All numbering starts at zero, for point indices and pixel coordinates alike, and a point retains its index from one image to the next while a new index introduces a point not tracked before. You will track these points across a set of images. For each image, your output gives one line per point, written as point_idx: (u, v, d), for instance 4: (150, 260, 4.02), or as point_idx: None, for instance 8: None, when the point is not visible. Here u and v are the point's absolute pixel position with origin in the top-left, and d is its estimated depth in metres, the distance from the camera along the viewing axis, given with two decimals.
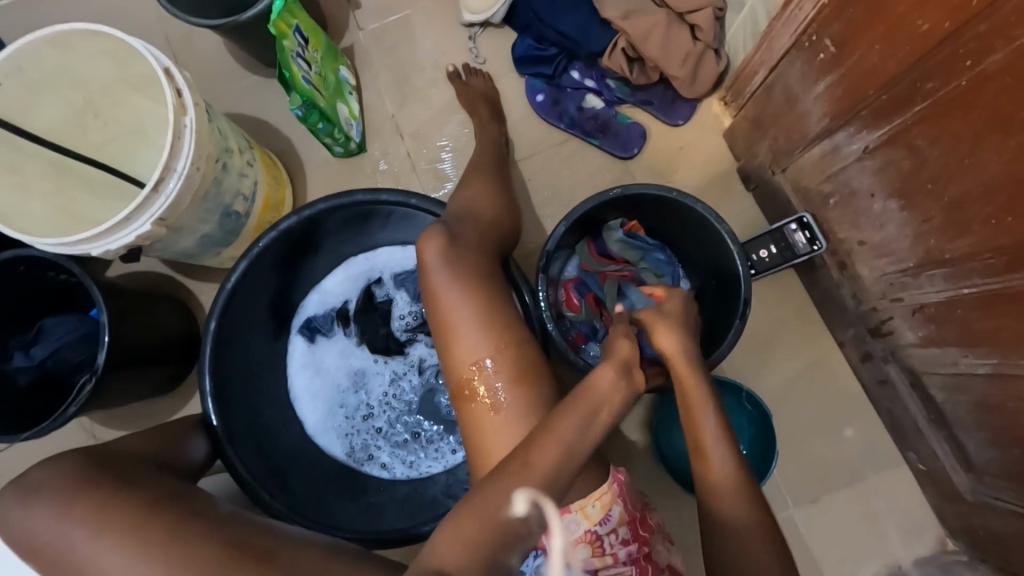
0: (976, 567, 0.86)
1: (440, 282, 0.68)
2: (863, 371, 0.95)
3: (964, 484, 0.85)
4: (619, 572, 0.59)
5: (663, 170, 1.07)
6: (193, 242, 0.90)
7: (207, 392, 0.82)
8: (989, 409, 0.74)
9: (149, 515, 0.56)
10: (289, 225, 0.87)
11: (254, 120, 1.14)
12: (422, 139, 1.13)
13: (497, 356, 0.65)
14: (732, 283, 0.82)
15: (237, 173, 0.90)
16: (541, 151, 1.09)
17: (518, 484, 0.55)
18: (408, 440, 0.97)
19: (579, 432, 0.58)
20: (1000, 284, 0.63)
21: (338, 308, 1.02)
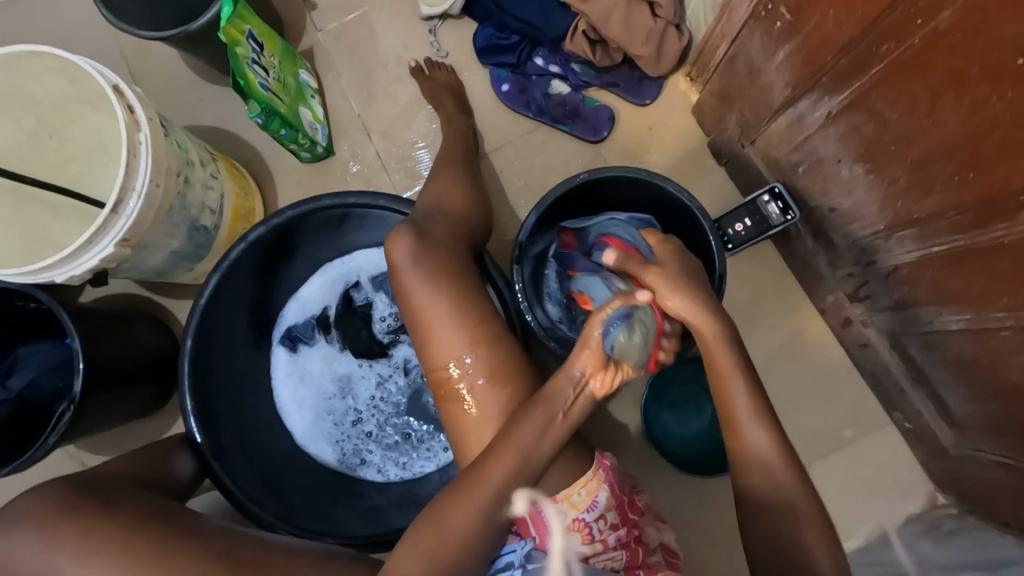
0: (966, 518, 0.88)
1: (411, 280, 0.67)
2: (844, 336, 0.97)
3: (948, 439, 0.87)
4: (609, 556, 0.62)
5: (635, 151, 1.06)
6: (163, 260, 0.88)
7: (189, 411, 0.81)
8: (965, 364, 0.75)
9: (135, 536, 0.57)
10: (257, 235, 0.85)
11: (217, 131, 1.12)
12: (390, 138, 1.12)
13: (476, 352, 0.66)
14: (706, 257, 0.82)
15: (201, 185, 0.88)
16: (511, 141, 1.08)
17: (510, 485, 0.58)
18: (399, 442, 0.97)
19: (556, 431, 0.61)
20: (966, 240, 0.63)
21: (318, 314, 1.00)
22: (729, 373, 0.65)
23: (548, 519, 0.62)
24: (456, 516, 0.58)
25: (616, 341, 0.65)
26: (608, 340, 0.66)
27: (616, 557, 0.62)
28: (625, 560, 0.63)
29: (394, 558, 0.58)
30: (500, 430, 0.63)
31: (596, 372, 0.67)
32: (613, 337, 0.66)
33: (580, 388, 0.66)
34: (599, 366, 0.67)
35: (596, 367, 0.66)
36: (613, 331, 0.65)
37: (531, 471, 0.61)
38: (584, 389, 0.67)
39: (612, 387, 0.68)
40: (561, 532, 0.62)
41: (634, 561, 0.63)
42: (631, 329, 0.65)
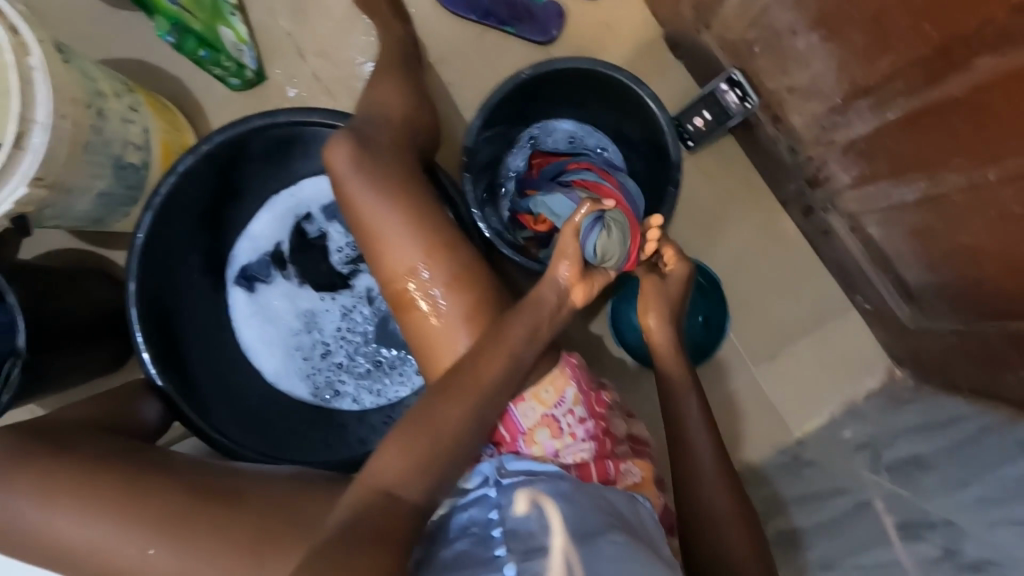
0: (921, 388, 0.93)
1: (356, 191, 0.63)
2: (807, 225, 0.96)
3: (906, 315, 0.88)
4: (578, 448, 0.62)
5: (587, 49, 1.00)
6: (92, 204, 0.83)
7: (144, 355, 0.78)
8: (921, 235, 0.75)
9: (98, 473, 0.56)
10: (187, 165, 0.80)
11: (131, 61, 1.02)
12: (326, 56, 1.03)
13: (432, 260, 0.62)
14: (661, 148, 0.80)
15: (119, 118, 0.82)
16: (455, 48, 1.00)
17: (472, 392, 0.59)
18: (371, 370, 0.97)
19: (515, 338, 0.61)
20: (923, 100, 0.61)
21: (271, 251, 0.96)
22: (683, 390, 0.73)
23: (518, 418, 0.63)
24: (432, 421, 0.57)
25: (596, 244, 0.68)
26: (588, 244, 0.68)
27: (585, 449, 0.62)
28: (594, 452, 0.62)
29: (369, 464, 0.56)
30: (477, 339, 0.62)
31: (576, 283, 0.69)
32: (592, 240, 0.67)
33: (564, 299, 0.68)
34: (579, 275, 0.68)
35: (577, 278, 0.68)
36: (592, 234, 0.68)
37: (500, 373, 0.60)
38: (568, 299, 0.68)
39: (592, 296, 0.71)
40: (530, 429, 0.62)
41: (602, 452, 0.62)
42: (608, 231, 0.68)
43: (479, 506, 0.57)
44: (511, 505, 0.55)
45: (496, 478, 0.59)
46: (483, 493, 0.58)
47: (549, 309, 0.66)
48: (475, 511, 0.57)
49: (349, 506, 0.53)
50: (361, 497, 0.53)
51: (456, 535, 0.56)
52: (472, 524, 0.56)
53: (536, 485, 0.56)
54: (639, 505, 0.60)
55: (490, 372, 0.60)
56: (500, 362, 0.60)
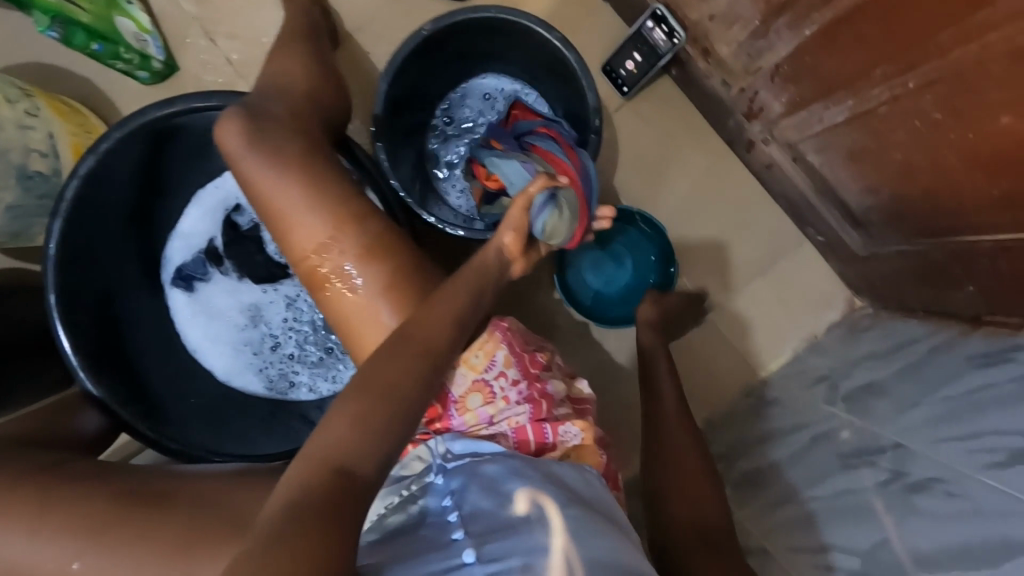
0: (879, 315, 0.91)
1: (250, 169, 0.59)
2: (752, 161, 0.93)
3: (856, 243, 0.86)
4: (513, 412, 0.58)
5: (509, 1, 0.95)
6: (2, 217, 0.79)
7: (75, 366, 0.76)
8: (857, 157, 0.72)
9: (17, 489, 0.55)
10: (89, 167, 0.76)
11: (33, 65, 0.97)
12: (239, 39, 0.98)
13: (341, 234, 0.59)
14: (579, 95, 0.78)
15: (14, 125, 0.78)
16: (371, 15, 0.95)
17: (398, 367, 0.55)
18: (323, 357, 0.95)
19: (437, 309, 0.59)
20: (836, 9, 0.58)
21: (205, 247, 0.93)
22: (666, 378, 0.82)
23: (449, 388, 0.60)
24: (364, 389, 0.53)
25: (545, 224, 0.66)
26: (537, 221, 0.66)
27: (520, 412, 0.58)
28: (530, 414, 0.58)
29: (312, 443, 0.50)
30: (401, 310, 0.59)
31: (517, 257, 0.67)
32: (542, 219, 0.66)
33: (504, 268, 0.65)
34: (521, 250, 0.66)
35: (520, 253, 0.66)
36: (543, 211, 0.66)
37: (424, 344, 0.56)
38: (507, 271, 0.66)
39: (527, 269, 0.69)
40: (462, 398, 0.59)
41: (540, 413, 0.58)
42: (558, 210, 0.67)
43: (430, 495, 0.54)
44: (508, 505, 0.50)
45: (440, 463, 0.55)
46: (429, 481, 0.55)
47: (471, 268, 0.62)
48: (428, 502, 0.53)
49: (287, 490, 0.47)
50: (300, 472, 0.48)
51: (413, 526, 0.52)
52: (425, 515, 0.53)
53: (534, 481, 0.51)
54: (586, 472, 0.56)
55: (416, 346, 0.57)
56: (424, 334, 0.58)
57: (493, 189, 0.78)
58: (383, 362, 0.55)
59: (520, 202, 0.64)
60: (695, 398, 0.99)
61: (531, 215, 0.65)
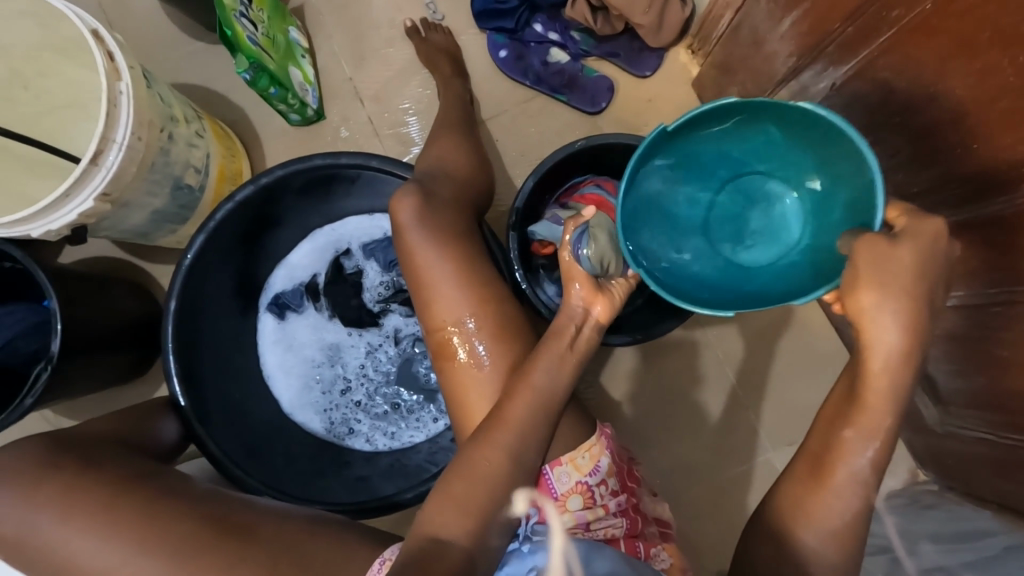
0: (944, 493, 0.91)
1: (416, 239, 0.65)
2: (835, 313, 0.97)
3: (932, 417, 0.88)
4: (610, 523, 0.59)
5: (633, 123, 1.04)
6: (145, 219, 0.86)
7: (172, 374, 0.80)
8: (956, 339, 0.75)
9: (120, 494, 0.56)
10: (245, 195, 0.83)
11: (203, 89, 1.08)
12: (382, 102, 1.08)
13: (480, 314, 0.64)
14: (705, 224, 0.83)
15: (185, 143, 0.85)
16: (507, 109, 1.06)
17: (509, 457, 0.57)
18: (388, 412, 0.96)
19: (557, 407, 0.61)
20: (968, 213, 0.65)
21: (307, 282, 0.98)
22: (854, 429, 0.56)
23: (552, 482, 0.60)
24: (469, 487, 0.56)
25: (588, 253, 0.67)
26: (581, 257, 0.67)
27: (617, 524, 0.59)
28: (626, 528, 0.59)
29: (422, 512, 0.56)
30: (505, 387, 0.61)
31: (595, 299, 0.68)
32: (585, 252, 0.67)
33: (585, 318, 0.67)
34: (592, 290, 0.68)
35: (592, 291, 0.67)
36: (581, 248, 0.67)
37: (543, 437, 0.59)
38: (589, 318, 0.67)
39: (617, 307, 0.70)
40: (563, 495, 0.59)
41: (634, 529, 0.60)
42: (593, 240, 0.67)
43: (515, 563, 0.55)
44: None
45: (528, 534, 0.57)
46: (515, 548, 0.56)
47: (582, 354, 0.65)
48: (512, 569, 0.54)
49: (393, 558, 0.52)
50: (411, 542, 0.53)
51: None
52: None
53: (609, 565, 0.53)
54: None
55: (531, 440, 0.58)
56: (544, 430, 0.59)
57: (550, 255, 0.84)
58: (501, 452, 0.57)
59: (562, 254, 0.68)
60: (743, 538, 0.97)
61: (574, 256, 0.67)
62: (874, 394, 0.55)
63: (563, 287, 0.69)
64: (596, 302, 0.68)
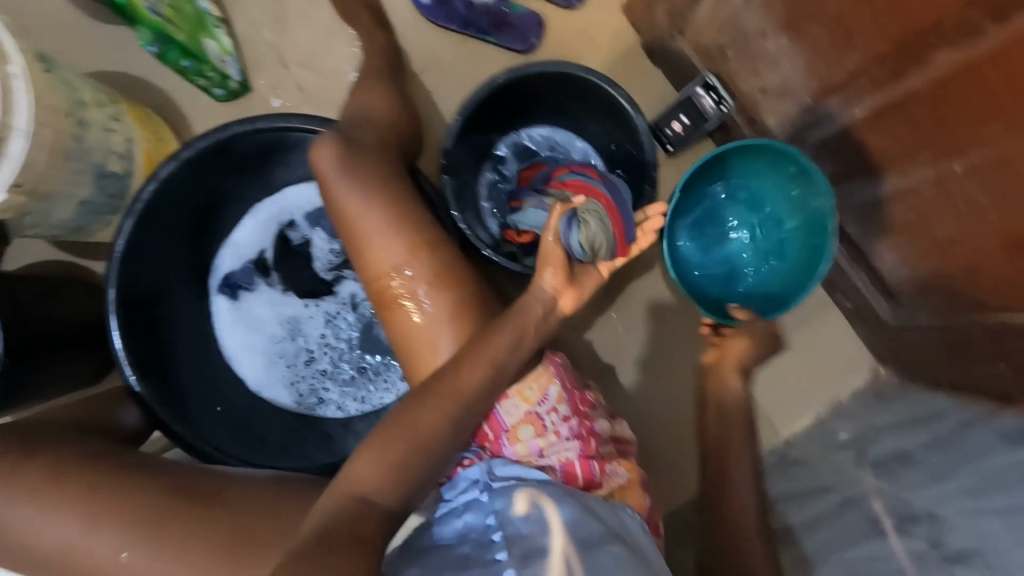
0: (904, 384, 0.94)
1: (344, 190, 0.63)
2: None
3: (887, 313, 0.88)
4: (563, 447, 0.59)
5: (567, 57, 1.02)
6: (73, 212, 0.83)
7: (123, 362, 0.77)
8: (896, 229, 0.76)
9: (70, 474, 0.55)
10: (169, 171, 0.80)
11: (120, 75, 1.03)
12: (310, 67, 1.05)
13: (416, 259, 0.63)
14: (636, 145, 0.84)
15: (101, 128, 0.82)
16: (438, 58, 1.02)
17: (459, 396, 0.56)
18: (354, 376, 0.96)
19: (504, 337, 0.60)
20: (887, 96, 0.64)
21: (255, 258, 0.96)
22: None
23: (502, 416, 0.60)
24: None
25: (581, 240, 0.66)
26: (573, 244, 0.66)
27: (570, 448, 0.59)
28: (579, 451, 0.59)
29: (345, 470, 0.54)
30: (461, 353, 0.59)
31: (564, 289, 0.66)
32: (576, 239, 0.66)
33: (551, 307, 0.65)
34: (564, 280, 0.65)
35: (563, 284, 0.65)
36: (573, 232, 0.66)
37: (495, 373, 0.58)
38: (555, 307, 0.65)
39: (584, 299, 0.68)
40: (514, 427, 0.60)
41: (588, 452, 0.60)
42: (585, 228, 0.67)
43: (474, 512, 0.55)
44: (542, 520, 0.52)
45: (486, 481, 0.57)
46: (473, 497, 0.56)
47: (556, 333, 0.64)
48: (471, 517, 0.55)
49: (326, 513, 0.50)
50: (335, 501, 0.51)
51: (455, 542, 0.53)
52: (468, 531, 0.54)
53: (572, 501, 0.53)
54: (624, 513, 0.57)
55: (478, 375, 0.57)
56: (490, 366, 0.58)
57: (529, 243, 0.84)
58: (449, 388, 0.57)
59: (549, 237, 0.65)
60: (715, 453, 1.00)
61: (564, 243, 0.66)
62: (733, 389, 0.80)
63: (536, 270, 0.66)
64: (565, 299, 0.66)
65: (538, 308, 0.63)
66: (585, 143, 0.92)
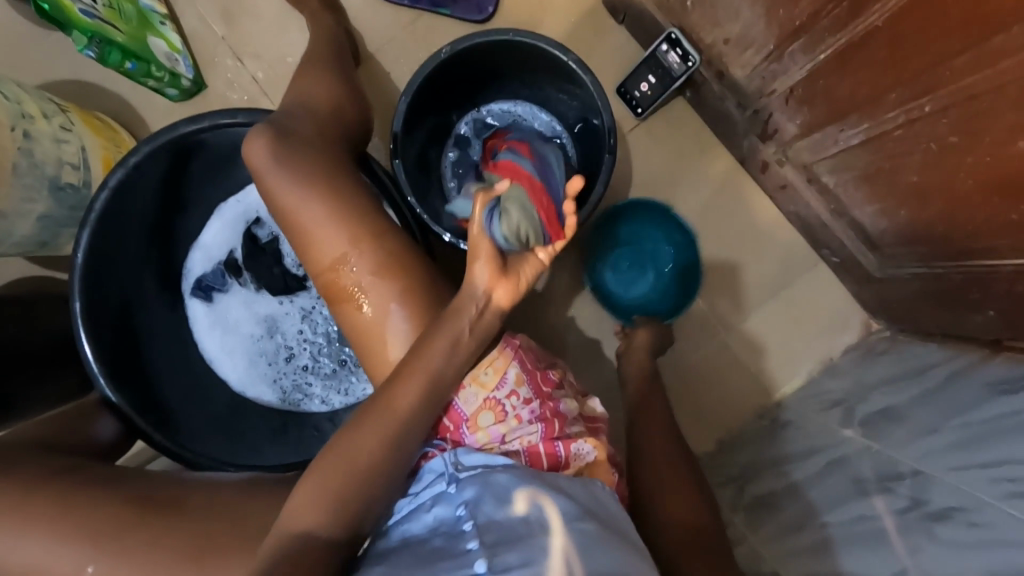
0: (896, 336, 0.90)
1: (278, 183, 0.62)
2: (766, 182, 0.94)
3: (872, 264, 0.86)
4: (525, 431, 0.58)
5: (525, 23, 0.97)
6: (33, 227, 0.82)
7: (96, 375, 0.78)
8: (873, 176, 0.72)
9: (30, 492, 0.55)
10: (120, 179, 0.79)
11: (73, 83, 1.01)
12: (263, 57, 1.01)
13: (361, 250, 0.61)
14: (596, 112, 0.81)
15: (50, 139, 0.81)
16: (391, 36, 0.98)
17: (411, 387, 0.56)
18: (336, 369, 0.96)
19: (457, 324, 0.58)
20: (848, 36, 0.60)
21: (225, 259, 0.95)
22: None
23: (460, 406, 0.60)
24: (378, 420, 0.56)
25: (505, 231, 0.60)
26: (496, 236, 0.61)
27: (532, 431, 0.58)
28: (542, 433, 0.58)
29: (284, 509, 0.52)
30: (416, 345, 0.58)
31: (497, 281, 0.62)
32: (499, 231, 0.60)
33: (485, 303, 0.60)
34: (495, 275, 0.61)
35: (494, 278, 0.61)
36: (495, 224, 0.61)
37: (447, 362, 0.57)
38: (490, 304, 0.61)
39: (524, 290, 0.64)
40: (473, 415, 0.59)
41: (551, 433, 0.59)
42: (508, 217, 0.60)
43: (443, 504, 0.53)
44: (508, 505, 0.50)
45: (453, 472, 0.55)
46: (441, 489, 0.54)
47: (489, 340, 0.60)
48: (440, 510, 0.52)
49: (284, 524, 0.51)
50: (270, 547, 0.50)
51: (426, 536, 0.51)
52: (438, 525, 0.51)
53: (534, 482, 0.52)
54: (593, 487, 0.56)
55: (431, 365, 0.56)
56: (442, 355, 0.57)
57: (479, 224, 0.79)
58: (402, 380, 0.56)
59: (473, 230, 0.62)
60: (706, 420, 0.99)
61: (487, 237, 0.61)
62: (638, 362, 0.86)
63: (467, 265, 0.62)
64: (500, 293, 0.62)
65: (470, 306, 0.59)
66: (549, 115, 0.90)
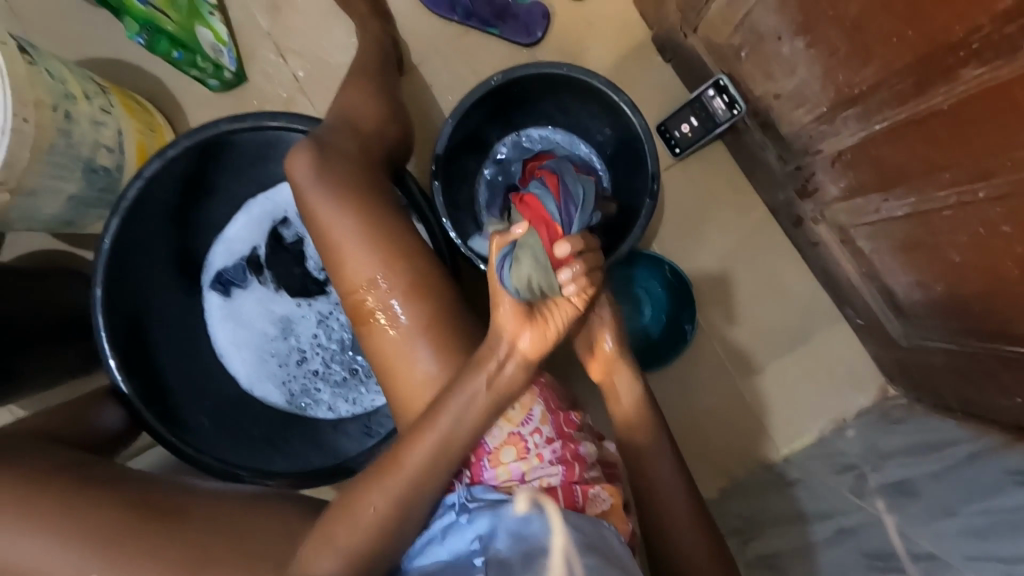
0: (913, 404, 0.90)
1: (314, 198, 0.62)
2: (796, 235, 0.93)
3: (897, 332, 0.85)
4: (545, 472, 0.57)
5: (572, 51, 0.97)
6: (61, 207, 0.82)
7: (110, 364, 0.77)
8: (912, 248, 0.72)
9: (34, 488, 0.55)
10: (154, 170, 0.79)
11: (114, 62, 1.01)
12: (306, 56, 1.01)
13: (392, 274, 0.61)
14: (639, 152, 0.81)
15: (89, 121, 0.80)
16: (437, 49, 0.98)
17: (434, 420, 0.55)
18: (346, 377, 0.95)
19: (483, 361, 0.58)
20: (910, 111, 0.60)
21: (247, 255, 0.95)
22: None
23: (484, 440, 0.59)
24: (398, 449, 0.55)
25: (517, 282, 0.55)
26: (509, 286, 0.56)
27: (552, 473, 0.57)
28: (563, 476, 0.57)
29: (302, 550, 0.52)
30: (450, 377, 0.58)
31: (521, 329, 0.57)
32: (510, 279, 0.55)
33: (509, 350, 0.57)
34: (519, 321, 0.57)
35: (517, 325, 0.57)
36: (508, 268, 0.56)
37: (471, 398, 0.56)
38: (516, 352, 0.58)
39: (552, 337, 0.59)
40: (495, 450, 0.58)
41: (572, 477, 0.57)
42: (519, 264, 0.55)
43: (457, 536, 0.53)
44: (520, 536, 0.50)
45: (465, 503, 0.55)
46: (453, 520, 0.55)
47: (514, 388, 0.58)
48: (456, 543, 0.53)
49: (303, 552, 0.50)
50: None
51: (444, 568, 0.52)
52: (455, 558, 0.52)
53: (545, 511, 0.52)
54: (603, 527, 0.53)
55: (455, 399, 0.56)
56: (468, 391, 0.56)
57: None
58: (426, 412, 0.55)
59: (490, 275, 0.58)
60: (711, 467, 0.98)
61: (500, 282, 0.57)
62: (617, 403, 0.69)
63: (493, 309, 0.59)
64: (523, 339, 0.57)
65: (491, 355, 0.57)
66: (589, 146, 0.89)
